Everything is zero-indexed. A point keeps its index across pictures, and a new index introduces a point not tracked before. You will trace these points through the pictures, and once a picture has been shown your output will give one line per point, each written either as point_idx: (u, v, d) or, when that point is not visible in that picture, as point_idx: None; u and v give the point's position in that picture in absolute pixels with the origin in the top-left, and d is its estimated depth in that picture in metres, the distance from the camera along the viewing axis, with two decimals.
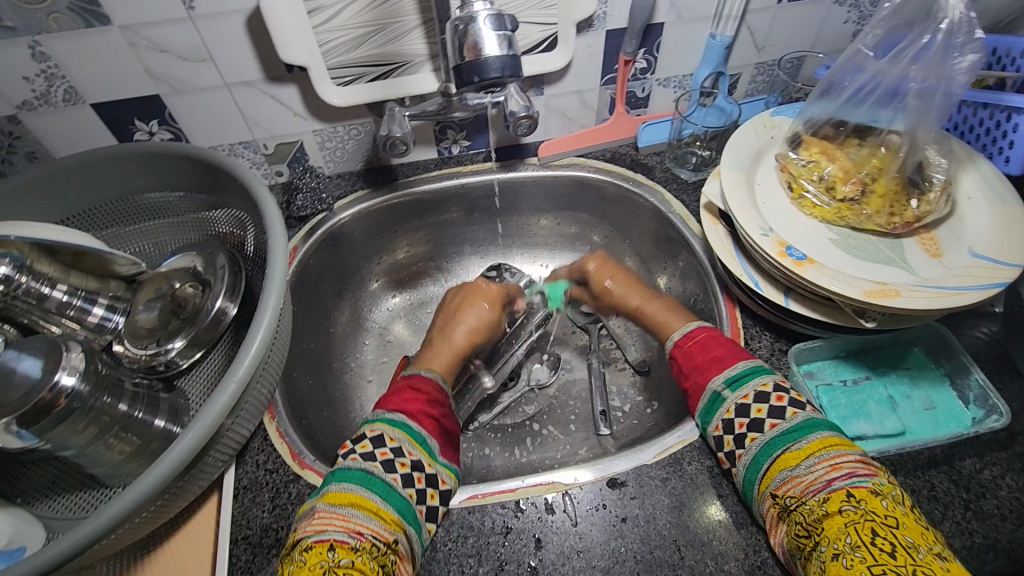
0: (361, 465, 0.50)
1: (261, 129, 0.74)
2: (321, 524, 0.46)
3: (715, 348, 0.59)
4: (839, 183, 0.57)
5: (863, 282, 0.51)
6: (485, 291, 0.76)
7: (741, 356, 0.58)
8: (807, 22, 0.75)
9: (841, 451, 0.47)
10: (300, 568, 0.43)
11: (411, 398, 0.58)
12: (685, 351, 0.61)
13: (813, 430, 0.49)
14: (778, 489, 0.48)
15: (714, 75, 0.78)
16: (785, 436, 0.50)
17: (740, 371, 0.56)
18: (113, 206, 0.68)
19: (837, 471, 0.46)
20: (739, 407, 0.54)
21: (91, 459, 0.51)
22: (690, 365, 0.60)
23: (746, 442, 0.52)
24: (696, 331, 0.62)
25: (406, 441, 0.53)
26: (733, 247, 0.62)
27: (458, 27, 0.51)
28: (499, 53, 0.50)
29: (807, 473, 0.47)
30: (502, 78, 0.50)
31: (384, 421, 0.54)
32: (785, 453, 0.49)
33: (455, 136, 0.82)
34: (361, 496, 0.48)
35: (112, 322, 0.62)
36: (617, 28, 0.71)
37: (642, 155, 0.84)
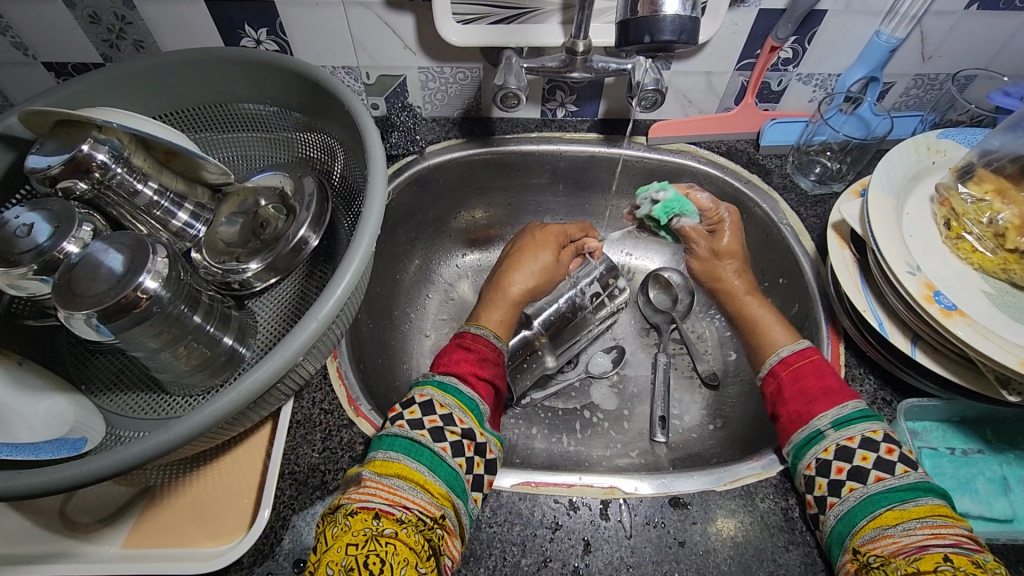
0: (408, 433, 0.48)
1: (367, 57, 0.71)
2: (366, 494, 0.44)
3: (827, 379, 0.54)
4: (1013, 231, 0.49)
5: (1021, 349, 0.45)
6: (549, 237, 0.73)
7: (853, 395, 0.52)
8: (992, 36, 0.65)
9: (946, 521, 0.42)
10: (342, 534, 0.41)
11: (465, 362, 0.57)
12: (791, 372, 0.55)
13: (922, 494, 0.44)
14: (864, 546, 0.43)
15: (866, 80, 0.69)
16: (888, 495, 0.44)
17: (849, 412, 0.50)
18: (210, 110, 0.66)
19: (938, 539, 0.40)
20: (842, 449, 0.48)
21: (162, 363, 0.50)
22: (793, 391, 0.54)
23: (843, 491, 0.46)
24: (805, 354, 0.56)
25: (457, 408, 0.51)
26: (858, 277, 0.56)
27: None
28: (678, 11, 0.45)
29: (903, 535, 0.42)
30: (675, 42, 0.46)
31: (434, 387, 0.53)
32: (886, 511, 0.44)
33: (563, 99, 0.76)
34: (407, 467, 0.46)
35: (193, 230, 0.61)
36: (772, 9, 0.64)
37: (760, 155, 0.76)
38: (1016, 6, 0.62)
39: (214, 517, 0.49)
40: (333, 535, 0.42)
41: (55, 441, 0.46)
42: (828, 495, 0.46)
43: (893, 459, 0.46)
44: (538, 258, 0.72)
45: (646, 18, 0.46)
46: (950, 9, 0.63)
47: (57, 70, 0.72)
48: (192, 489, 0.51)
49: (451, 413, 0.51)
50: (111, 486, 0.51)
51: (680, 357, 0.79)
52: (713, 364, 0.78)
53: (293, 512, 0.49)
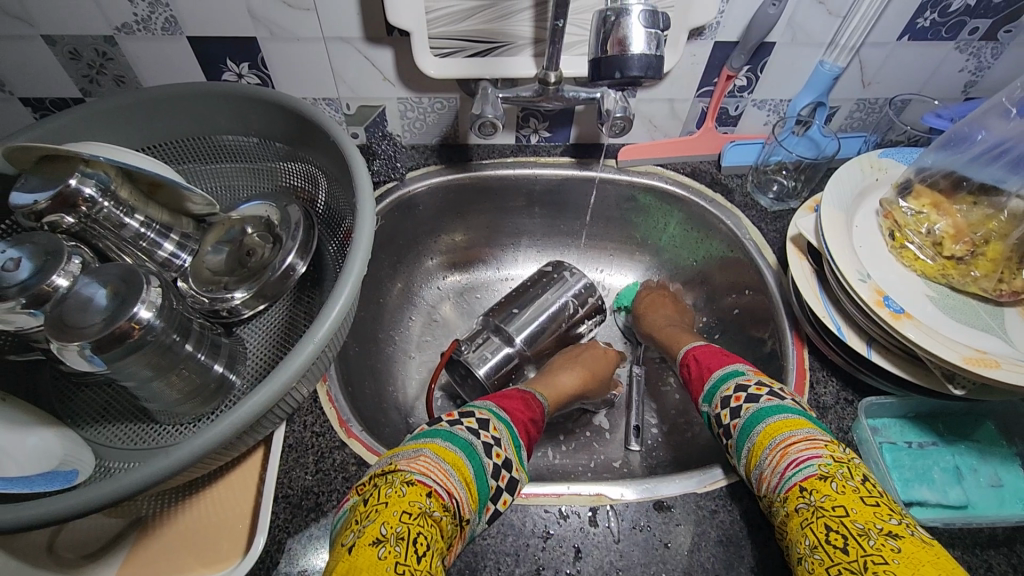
0: (469, 437, 0.50)
1: (347, 88, 0.73)
2: (422, 467, 0.45)
3: (701, 364, 0.62)
4: (949, 240, 0.54)
5: (962, 346, 0.49)
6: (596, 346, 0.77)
7: (720, 365, 0.60)
8: (922, 64, 0.72)
9: (785, 435, 0.48)
10: (396, 498, 0.43)
11: (519, 400, 0.59)
12: (682, 377, 0.64)
13: (764, 417, 0.51)
14: (755, 490, 0.50)
15: (814, 104, 0.75)
16: (742, 434, 0.52)
17: (712, 383, 0.58)
18: (194, 143, 0.67)
19: (786, 462, 0.47)
20: (714, 417, 0.56)
21: (152, 392, 0.51)
22: (687, 388, 0.63)
23: (731, 429, 0.53)
24: (686, 354, 0.65)
25: (506, 436, 0.52)
26: (817, 286, 0.60)
27: (608, 18, 0.49)
28: (645, 51, 0.49)
29: (765, 469, 0.48)
30: (642, 78, 0.49)
31: (492, 413, 0.54)
32: (748, 449, 0.51)
33: (537, 126, 0.80)
34: (462, 462, 0.47)
35: (179, 260, 0.61)
36: (726, 41, 0.69)
37: (723, 175, 0.81)
38: (941, 37, 0.69)
39: (208, 545, 0.50)
40: (387, 495, 0.44)
41: (47, 473, 0.46)
42: (724, 439, 0.54)
43: (741, 402, 0.54)
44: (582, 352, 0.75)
45: (619, 56, 0.49)
46: (884, 40, 0.69)
47: (34, 105, 0.72)
48: (184, 518, 0.51)
49: (500, 437, 0.52)
50: (101, 518, 0.50)
51: (657, 369, 0.82)
52: None
53: (288, 536, 0.50)
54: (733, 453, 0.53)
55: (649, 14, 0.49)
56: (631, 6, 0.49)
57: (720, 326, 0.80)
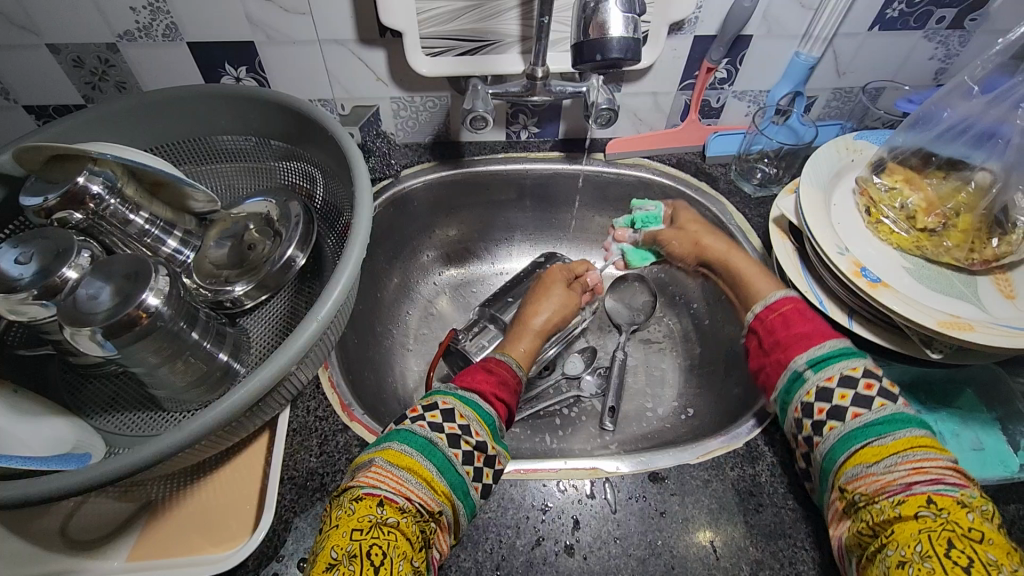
0: (427, 433, 0.50)
1: (341, 89, 0.76)
2: (373, 479, 0.46)
3: (801, 323, 0.57)
4: (922, 213, 0.57)
5: (937, 312, 0.52)
6: (557, 274, 0.80)
7: (828, 334, 0.55)
8: (893, 53, 0.75)
9: (929, 454, 0.44)
10: (347, 518, 0.44)
11: (486, 381, 0.60)
12: (768, 324, 0.59)
13: (898, 426, 0.46)
14: (849, 484, 0.46)
15: (792, 94, 0.78)
16: (865, 429, 0.47)
17: (825, 352, 0.53)
18: (194, 144, 0.69)
19: (920, 475, 0.42)
20: (820, 391, 0.51)
21: (159, 380, 0.52)
22: (771, 340, 0.58)
23: (847, 415, 0.49)
24: (780, 303, 0.59)
25: (475, 420, 0.53)
26: (799, 264, 0.62)
27: (588, 6, 0.52)
28: (623, 34, 0.51)
29: (885, 472, 0.44)
30: (622, 60, 0.52)
31: (457, 398, 0.55)
32: (864, 447, 0.46)
33: (526, 122, 0.82)
34: (418, 463, 0.48)
35: (182, 256, 0.63)
36: (705, 35, 0.72)
37: (707, 164, 0.84)
38: (909, 26, 0.72)
39: (216, 525, 0.51)
40: (339, 517, 0.45)
41: (62, 455, 0.47)
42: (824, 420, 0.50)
43: (872, 394, 0.49)
44: (554, 292, 0.77)
45: (597, 40, 0.52)
46: (855, 31, 0.72)
47: (37, 112, 0.75)
48: (194, 500, 0.52)
49: (468, 424, 0.52)
50: (111, 503, 0.52)
51: (651, 355, 0.84)
52: (681, 358, 0.83)
53: (294, 515, 0.51)
54: (832, 443, 0.48)
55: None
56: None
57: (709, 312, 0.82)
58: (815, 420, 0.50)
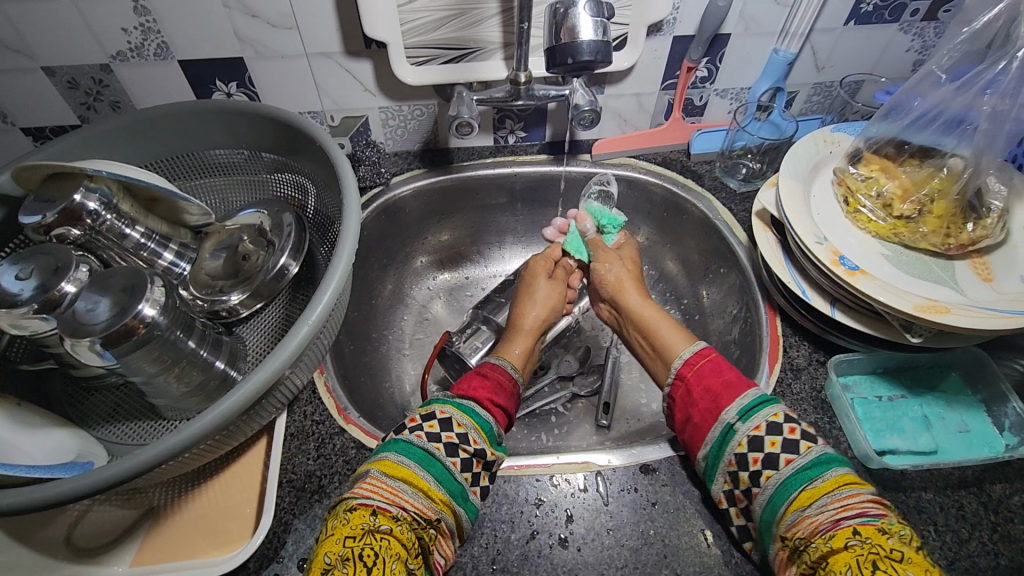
0: (424, 444, 0.50)
1: (330, 100, 0.78)
2: (367, 490, 0.46)
3: (726, 372, 0.54)
4: (897, 201, 0.58)
5: (915, 296, 0.53)
6: (537, 267, 0.76)
7: (752, 383, 0.52)
8: (869, 46, 0.77)
9: (853, 489, 0.42)
10: (341, 527, 0.44)
11: (482, 388, 0.58)
12: (694, 372, 0.55)
13: (828, 467, 0.44)
14: (789, 530, 0.43)
15: (772, 90, 0.79)
16: (798, 476, 0.45)
17: (750, 402, 0.50)
18: (188, 158, 0.71)
19: (847, 512, 0.41)
20: (752, 441, 0.48)
21: (158, 388, 0.54)
22: (699, 390, 0.54)
23: (782, 464, 0.46)
24: (703, 351, 0.56)
25: (474, 429, 0.52)
26: (782, 255, 0.63)
27: (558, 10, 0.53)
28: (593, 38, 0.53)
29: (816, 513, 0.42)
30: (592, 62, 0.53)
31: (454, 406, 0.54)
32: (801, 492, 0.44)
33: (513, 126, 0.84)
34: (414, 474, 0.48)
35: (179, 268, 0.64)
36: (684, 35, 0.74)
37: (692, 162, 0.85)
38: (884, 20, 0.73)
39: (218, 528, 0.52)
40: (334, 526, 0.44)
41: (66, 463, 0.49)
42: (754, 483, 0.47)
43: (797, 437, 0.47)
44: (539, 288, 0.74)
45: (568, 44, 0.53)
46: (831, 26, 0.74)
47: (35, 134, 0.77)
48: (196, 505, 0.54)
49: (467, 432, 0.52)
50: None
51: None
52: None
53: (294, 516, 0.53)
54: (766, 495, 0.46)
55: (594, 5, 0.54)
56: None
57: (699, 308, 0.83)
58: (751, 471, 0.48)
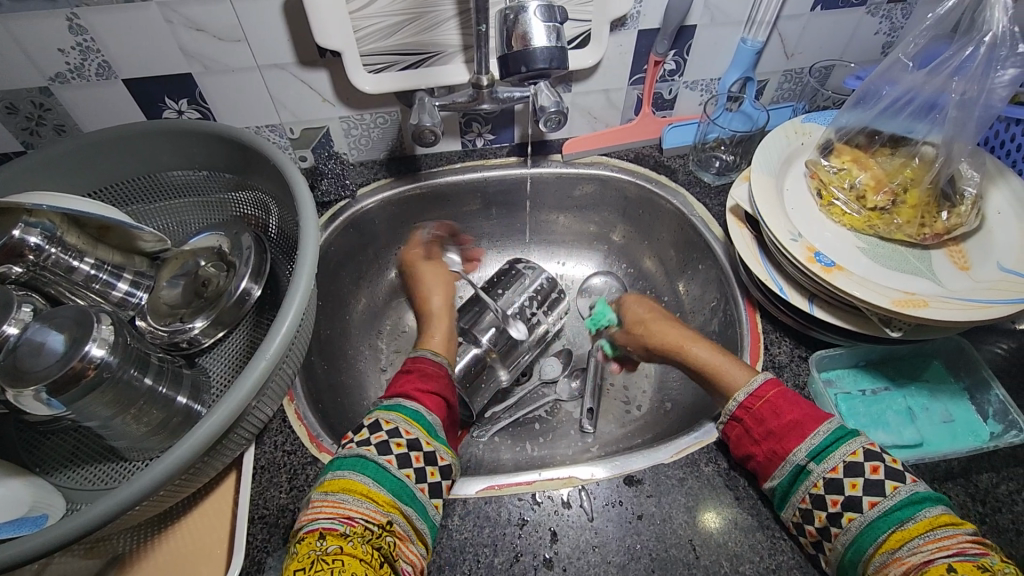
0: (354, 450, 0.49)
1: (288, 112, 0.75)
2: (311, 515, 0.45)
3: (790, 410, 0.51)
4: (871, 191, 0.57)
5: (892, 291, 0.52)
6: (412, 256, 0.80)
7: (821, 418, 0.50)
8: (837, 32, 0.76)
9: (949, 530, 0.41)
10: (291, 559, 0.43)
11: (405, 381, 0.59)
12: (755, 413, 0.52)
13: (920, 507, 0.43)
14: (878, 572, 0.42)
15: (742, 80, 0.79)
16: (885, 518, 0.43)
17: (822, 440, 0.48)
18: (141, 181, 0.68)
19: (943, 552, 0.40)
20: (830, 483, 0.46)
21: (114, 432, 0.51)
22: (763, 431, 0.51)
23: (863, 505, 0.45)
24: (764, 388, 0.53)
25: (400, 420, 0.52)
26: (758, 252, 0.62)
27: (508, 17, 0.52)
28: (547, 44, 0.52)
29: (909, 555, 0.41)
30: (548, 69, 0.52)
31: (377, 408, 0.55)
32: (890, 535, 0.43)
33: (480, 130, 0.82)
34: (351, 481, 0.47)
35: (135, 298, 0.62)
36: (649, 29, 0.72)
37: (665, 157, 0.84)
38: (851, 4, 0.72)
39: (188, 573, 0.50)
40: (287, 560, 0.43)
41: (16, 520, 0.46)
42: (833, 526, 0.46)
43: (880, 477, 0.45)
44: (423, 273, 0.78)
45: (520, 52, 0.52)
46: (797, 12, 0.72)
47: None
48: (165, 548, 0.52)
49: (396, 425, 0.52)
50: None
51: None
52: None
53: (267, 555, 0.50)
54: (847, 536, 0.45)
55: (546, 10, 0.52)
56: (528, 4, 0.52)
57: (678, 305, 0.81)
58: (829, 512, 0.46)
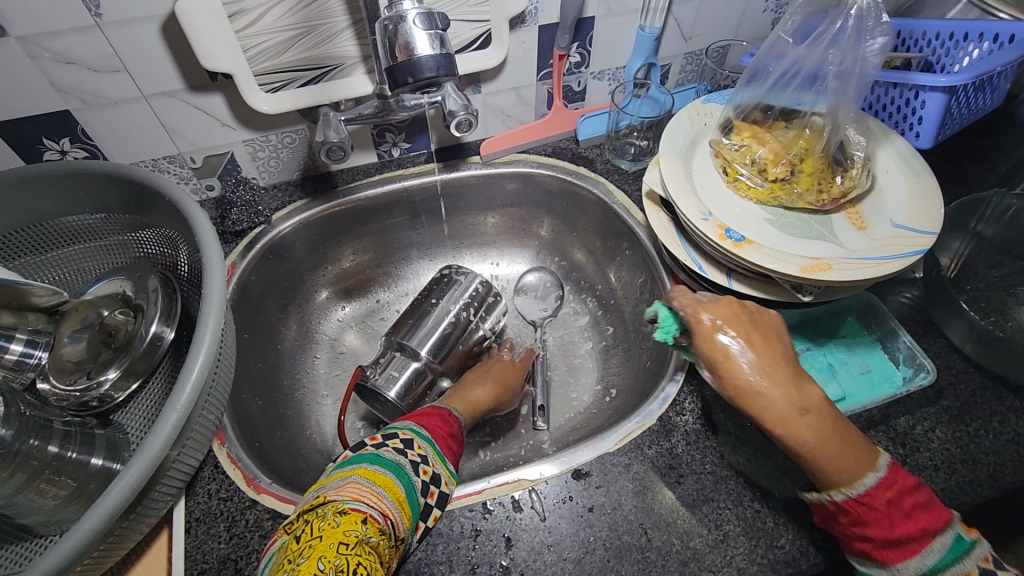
0: (395, 457, 0.49)
1: (186, 141, 0.71)
2: (354, 494, 0.44)
3: (905, 520, 0.42)
4: (770, 165, 0.59)
5: (800, 257, 0.54)
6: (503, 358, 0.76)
7: (942, 530, 0.41)
8: (728, 12, 0.79)
9: None
10: (331, 530, 0.41)
11: (442, 421, 0.57)
12: (859, 516, 0.43)
13: None
14: None
15: (646, 66, 0.80)
16: None
17: (937, 560, 0.40)
18: (27, 233, 0.61)
19: None
20: None
21: (18, 510, 0.46)
22: (864, 534, 0.43)
23: None
24: (877, 494, 0.42)
25: (431, 452, 0.51)
26: (676, 232, 0.63)
27: (388, 28, 0.51)
28: (432, 53, 0.51)
29: None
30: (436, 77, 0.51)
31: (413, 431, 0.53)
32: None
33: (395, 139, 0.80)
34: (395, 484, 0.46)
35: (33, 357, 0.57)
36: (549, 24, 0.72)
37: (582, 148, 0.85)
38: None
39: None
40: (321, 529, 0.42)
41: None
42: None
43: None
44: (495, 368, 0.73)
45: (408, 62, 0.51)
46: None
47: None
48: None
49: (411, 438, 0.52)
50: None
51: (568, 343, 0.85)
52: (595, 342, 0.84)
53: None
54: None
55: (426, 18, 0.51)
56: (406, 13, 0.51)
57: (611, 293, 0.83)
58: None
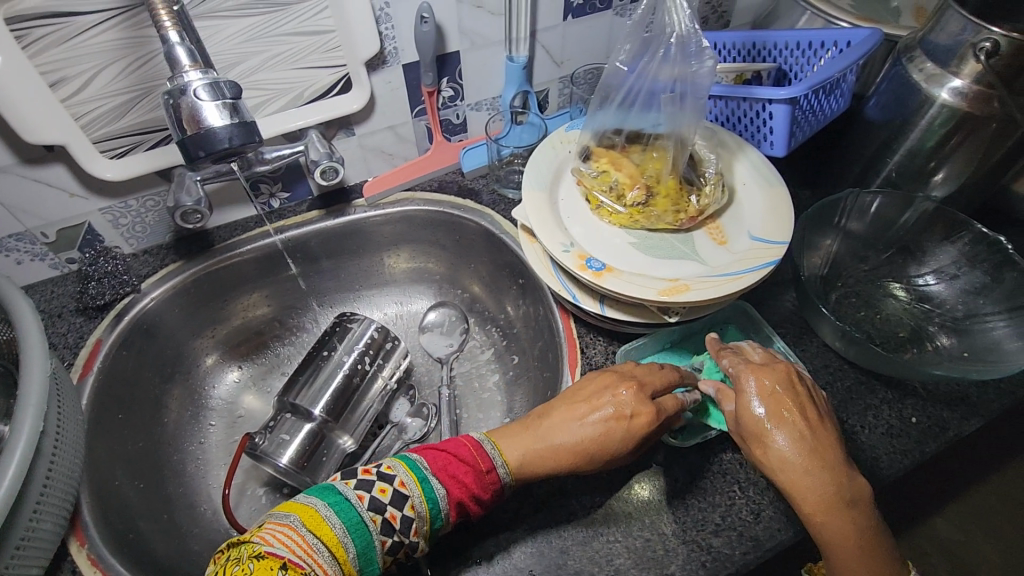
0: (363, 510, 0.46)
1: (31, 217, 0.66)
2: (279, 540, 0.43)
3: None
4: (626, 189, 0.59)
5: (659, 280, 0.54)
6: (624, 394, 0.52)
7: None
8: (594, 35, 0.80)
9: None
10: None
11: (464, 480, 0.50)
12: None
13: None
14: None
15: (521, 94, 0.80)
16: None
17: None
18: None
19: None
20: None
21: None
22: None
23: None
24: None
25: (423, 517, 0.48)
26: (550, 263, 0.63)
27: (170, 103, 0.49)
28: (224, 122, 0.50)
29: None
30: (233, 148, 0.50)
31: (421, 486, 0.49)
32: None
33: (271, 189, 0.77)
34: (334, 538, 0.44)
35: None
36: (412, 62, 0.71)
37: (468, 180, 0.84)
38: (597, 9, 0.76)
39: None
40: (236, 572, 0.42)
41: None
42: None
43: None
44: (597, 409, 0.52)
45: (200, 134, 0.49)
46: (552, 24, 0.75)
47: None
48: None
49: (409, 495, 0.48)
50: None
51: (475, 377, 0.83)
52: (501, 374, 0.82)
53: None
54: None
55: (212, 87, 0.50)
56: (190, 85, 0.49)
57: (512, 322, 0.82)
58: None
